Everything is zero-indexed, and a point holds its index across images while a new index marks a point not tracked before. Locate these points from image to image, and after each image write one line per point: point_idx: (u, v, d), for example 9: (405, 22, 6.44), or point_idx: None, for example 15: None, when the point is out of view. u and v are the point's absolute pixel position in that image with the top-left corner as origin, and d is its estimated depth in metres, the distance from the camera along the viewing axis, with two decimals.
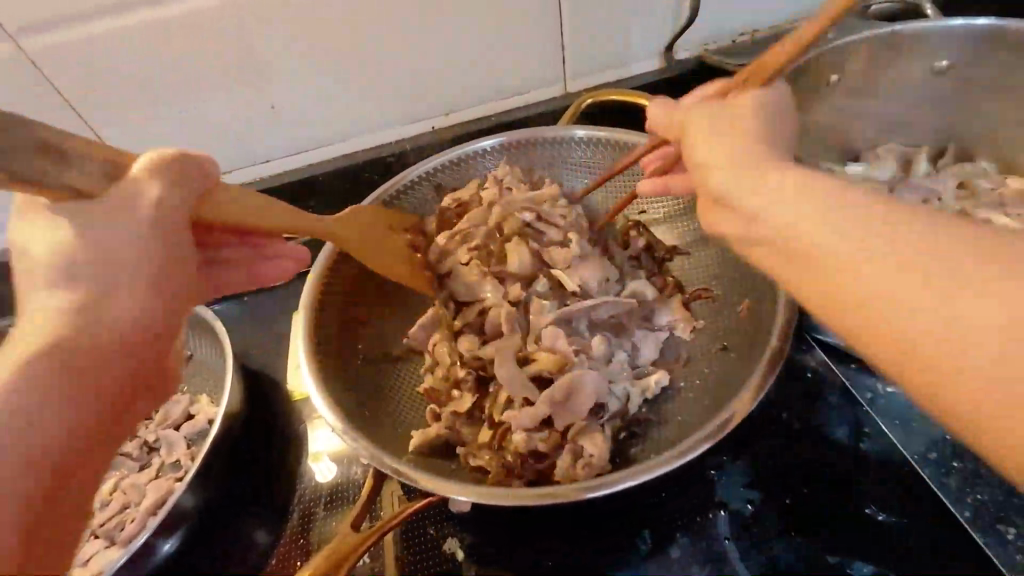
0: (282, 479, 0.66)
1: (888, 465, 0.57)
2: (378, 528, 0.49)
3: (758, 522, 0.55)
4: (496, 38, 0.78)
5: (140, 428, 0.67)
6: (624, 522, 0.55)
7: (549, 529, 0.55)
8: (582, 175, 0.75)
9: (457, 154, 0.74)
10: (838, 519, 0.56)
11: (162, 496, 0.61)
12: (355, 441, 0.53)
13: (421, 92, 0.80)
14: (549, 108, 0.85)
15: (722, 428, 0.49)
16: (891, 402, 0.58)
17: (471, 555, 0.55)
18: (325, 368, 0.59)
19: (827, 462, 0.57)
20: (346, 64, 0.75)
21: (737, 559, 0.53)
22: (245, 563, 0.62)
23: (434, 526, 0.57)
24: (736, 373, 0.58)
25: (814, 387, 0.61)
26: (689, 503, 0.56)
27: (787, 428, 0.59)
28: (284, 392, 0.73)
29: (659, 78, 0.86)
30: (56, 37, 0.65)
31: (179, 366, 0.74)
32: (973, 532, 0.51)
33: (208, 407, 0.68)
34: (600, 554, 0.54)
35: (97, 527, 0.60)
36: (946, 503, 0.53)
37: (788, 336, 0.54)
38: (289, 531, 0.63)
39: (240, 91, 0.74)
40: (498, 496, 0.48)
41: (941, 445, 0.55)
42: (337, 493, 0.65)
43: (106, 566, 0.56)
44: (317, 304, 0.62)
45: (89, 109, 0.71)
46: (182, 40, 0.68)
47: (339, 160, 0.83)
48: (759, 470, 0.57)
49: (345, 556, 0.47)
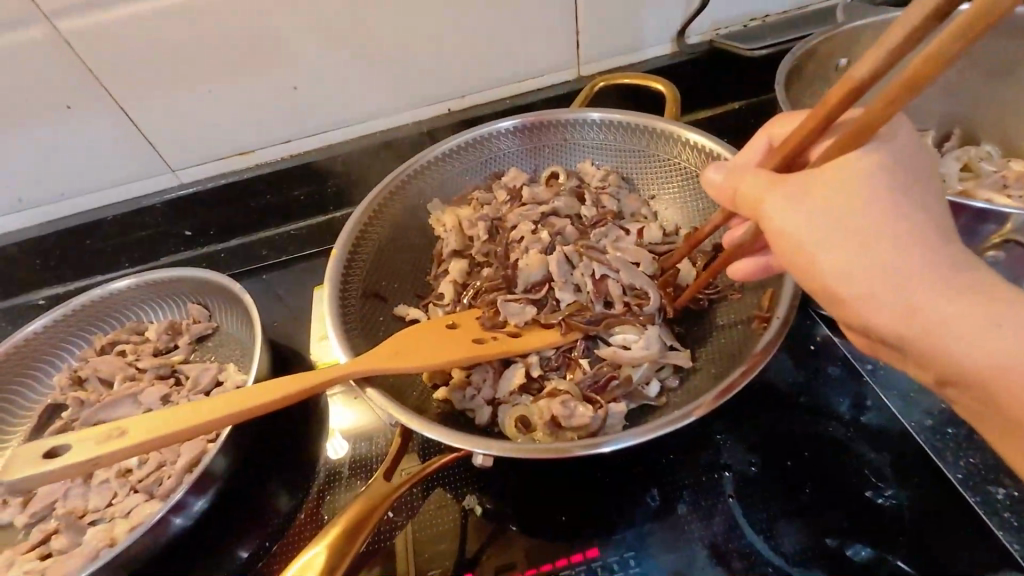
0: (307, 445, 0.70)
1: (889, 437, 0.58)
2: (406, 479, 0.52)
3: (759, 483, 0.57)
4: (513, 32, 0.81)
5: (171, 394, 0.71)
6: (632, 485, 0.58)
7: (558, 492, 0.59)
8: (595, 156, 0.78)
9: (474, 135, 0.76)
10: (853, 498, 0.55)
11: (197, 455, 0.64)
12: (380, 401, 0.55)
13: (438, 77, 0.83)
14: (561, 92, 0.87)
15: (738, 383, 0.52)
16: (892, 374, 0.62)
17: (486, 514, 0.58)
18: (349, 335, 0.62)
19: (828, 431, 0.59)
20: (371, 58, 0.78)
21: (741, 519, 0.55)
22: (274, 518, 0.65)
23: (453, 487, 0.60)
24: (744, 339, 0.60)
25: (816, 360, 0.64)
26: (697, 466, 0.59)
27: (789, 397, 0.62)
28: (307, 361, 0.76)
29: (669, 62, 0.87)
30: (89, 18, 0.68)
31: (206, 337, 0.77)
32: (965, 493, 0.54)
33: (237, 375, 0.71)
34: (610, 513, 0.57)
35: (136, 484, 0.64)
36: (942, 468, 0.56)
37: (793, 305, 0.56)
38: (315, 492, 0.67)
39: (251, 71, 0.76)
40: (520, 451, 0.50)
41: (938, 413, 0.59)
42: (359, 458, 0.68)
43: (147, 518, 0.60)
44: (342, 281, 0.64)
45: (116, 89, 0.74)
46: (211, 26, 0.71)
47: (359, 141, 0.86)
48: (760, 438, 0.59)
49: (377, 504, 0.50)
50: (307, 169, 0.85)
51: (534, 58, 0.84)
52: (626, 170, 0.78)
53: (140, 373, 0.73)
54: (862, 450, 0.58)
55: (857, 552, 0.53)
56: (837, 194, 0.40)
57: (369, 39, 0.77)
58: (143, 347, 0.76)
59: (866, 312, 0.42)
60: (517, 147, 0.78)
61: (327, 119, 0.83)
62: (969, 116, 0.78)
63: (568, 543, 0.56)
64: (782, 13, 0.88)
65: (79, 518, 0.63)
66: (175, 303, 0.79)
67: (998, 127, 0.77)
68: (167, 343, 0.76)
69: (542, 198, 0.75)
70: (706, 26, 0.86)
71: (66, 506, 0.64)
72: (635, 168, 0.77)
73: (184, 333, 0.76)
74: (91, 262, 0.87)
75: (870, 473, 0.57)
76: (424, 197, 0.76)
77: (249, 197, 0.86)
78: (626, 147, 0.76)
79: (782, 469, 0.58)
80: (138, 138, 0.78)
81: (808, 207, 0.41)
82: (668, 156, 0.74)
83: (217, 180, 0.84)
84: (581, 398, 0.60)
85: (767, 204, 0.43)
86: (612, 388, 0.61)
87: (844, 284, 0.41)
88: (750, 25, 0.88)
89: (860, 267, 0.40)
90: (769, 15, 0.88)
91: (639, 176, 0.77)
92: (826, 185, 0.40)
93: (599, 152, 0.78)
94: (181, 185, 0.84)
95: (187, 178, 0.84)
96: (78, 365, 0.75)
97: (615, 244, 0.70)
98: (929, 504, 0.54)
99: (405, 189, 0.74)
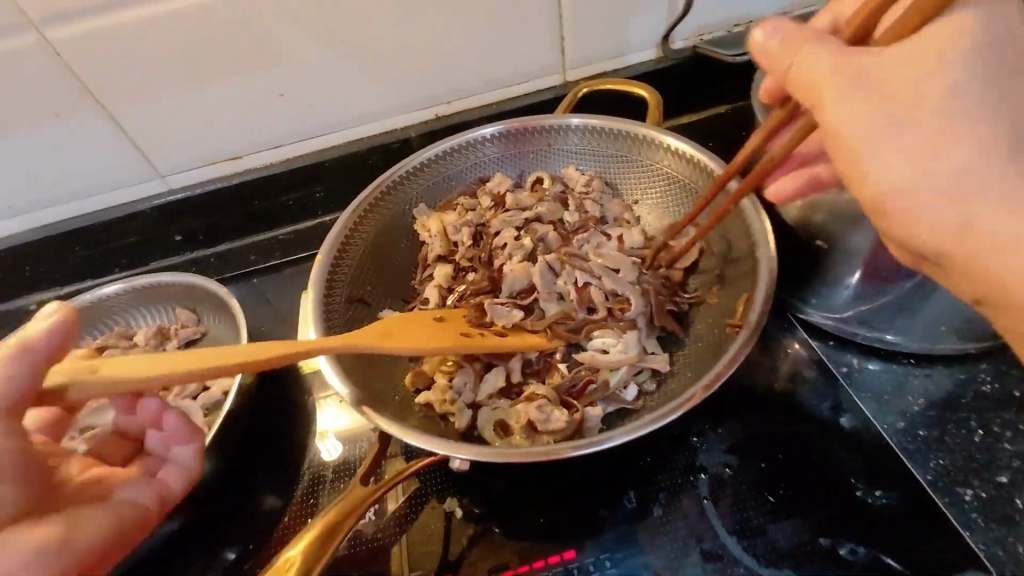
0: (292, 447, 0.71)
1: (861, 438, 0.59)
2: (385, 483, 0.53)
3: (735, 485, 0.58)
4: (498, 38, 0.81)
5: (159, 399, 0.72)
6: (610, 489, 0.59)
7: (538, 493, 0.60)
8: (578, 162, 0.79)
9: (458, 142, 0.77)
10: (826, 498, 0.56)
11: (183, 459, 0.65)
12: (361, 404, 0.56)
13: (426, 82, 0.83)
14: (547, 97, 0.88)
15: (711, 386, 0.53)
16: (867, 377, 0.63)
17: (468, 516, 0.59)
18: (332, 340, 0.62)
19: (803, 433, 0.60)
20: (358, 64, 0.79)
21: (715, 520, 0.56)
22: (258, 519, 0.66)
23: (435, 489, 0.61)
24: (721, 343, 0.61)
25: (794, 363, 0.65)
26: (675, 468, 0.60)
27: (766, 399, 0.63)
28: (293, 365, 0.77)
29: (654, 68, 0.88)
30: (76, 26, 0.68)
31: (194, 342, 0.78)
32: (934, 495, 0.55)
33: (223, 379, 0.72)
34: (589, 516, 0.58)
35: (122, 488, 0.65)
36: (913, 472, 0.56)
37: (765, 309, 0.56)
38: (299, 494, 0.67)
39: (240, 79, 0.77)
40: (495, 456, 0.51)
41: (911, 415, 0.60)
42: (343, 460, 0.69)
43: (133, 521, 0.60)
44: (327, 286, 0.65)
45: (104, 96, 0.74)
46: (198, 34, 0.72)
47: (346, 146, 0.87)
48: (736, 440, 0.60)
49: (356, 506, 0.51)
50: (295, 175, 0.86)
51: (521, 64, 0.85)
52: (608, 176, 0.79)
53: None
54: (836, 451, 0.59)
55: (845, 550, 0.54)
56: (879, 87, 0.41)
57: (356, 46, 0.77)
58: (131, 351, 0.76)
59: (907, 227, 0.44)
60: (501, 152, 0.79)
61: (314, 125, 0.84)
62: None
63: (547, 545, 0.57)
64: (766, 19, 0.89)
65: None
66: (164, 308, 0.80)
67: None
68: (155, 348, 0.77)
69: (525, 204, 0.76)
70: (690, 32, 0.87)
71: None
72: (617, 174, 0.78)
73: (172, 337, 0.77)
74: (80, 267, 0.88)
75: (843, 472, 0.58)
76: (409, 203, 0.77)
77: (238, 202, 0.87)
78: (608, 153, 0.77)
79: (758, 471, 0.59)
80: (126, 144, 0.79)
81: (852, 95, 0.42)
82: (649, 162, 0.75)
83: (205, 186, 0.85)
84: (558, 403, 0.61)
85: (825, 96, 0.44)
86: (591, 392, 0.62)
87: (892, 199, 0.44)
88: (734, 30, 0.88)
89: (916, 171, 0.42)
90: (753, 21, 0.88)
91: (621, 182, 0.78)
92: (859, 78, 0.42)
93: (582, 158, 0.79)
94: (169, 190, 0.85)
95: (176, 183, 0.85)
96: (66, 370, 0.75)
97: (596, 248, 0.71)
98: (902, 503, 0.55)
99: (390, 196, 0.74)
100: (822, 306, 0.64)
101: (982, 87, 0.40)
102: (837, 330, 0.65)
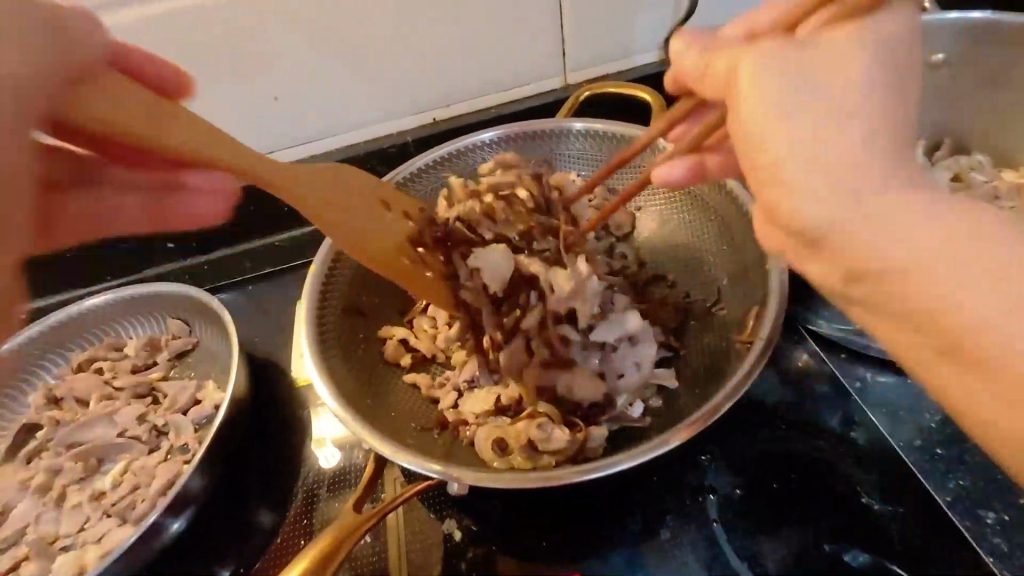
0: (285, 463, 0.68)
1: (875, 455, 0.57)
2: (379, 508, 0.51)
3: (746, 505, 0.56)
4: (497, 39, 0.79)
5: (148, 413, 0.69)
6: (617, 510, 0.57)
7: (539, 515, 0.57)
8: (580, 167, 0.77)
9: (456, 146, 0.74)
10: (836, 513, 0.55)
11: (172, 477, 0.63)
12: (355, 424, 0.54)
13: (423, 85, 0.81)
14: (547, 101, 0.86)
15: (720, 407, 0.51)
16: (881, 392, 0.61)
17: (467, 537, 0.57)
18: (326, 354, 0.60)
19: (816, 451, 0.58)
20: (353, 67, 0.77)
21: (724, 542, 0.54)
22: (250, 539, 0.64)
23: (433, 509, 0.59)
24: (730, 359, 0.59)
25: (804, 376, 0.63)
26: (682, 486, 0.57)
27: (777, 415, 0.61)
28: (287, 378, 0.75)
29: (657, 71, 0.86)
30: None
31: (186, 354, 0.76)
32: (954, 517, 0.53)
33: (215, 393, 0.70)
34: (594, 537, 0.56)
35: (109, 507, 0.63)
36: (930, 491, 0.55)
37: (777, 324, 0.54)
38: (293, 513, 0.65)
39: (231, 83, 0.75)
40: (495, 480, 0.49)
41: (927, 432, 0.58)
42: (338, 473, 0.67)
43: (121, 544, 0.58)
44: (320, 297, 0.63)
45: None
46: (189, 36, 0.70)
47: (342, 152, 0.84)
48: (746, 457, 0.58)
49: (349, 534, 0.49)
50: None
51: (520, 67, 0.83)
52: (611, 182, 0.76)
53: (117, 391, 0.72)
54: (848, 469, 0.57)
55: (853, 558, 0.54)
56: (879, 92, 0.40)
57: (351, 48, 0.75)
58: (120, 364, 0.74)
59: None
60: (500, 158, 0.77)
61: (309, 130, 0.82)
62: (961, 126, 0.77)
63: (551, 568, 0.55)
64: None
65: (50, 543, 0.62)
66: (154, 318, 0.78)
67: (991, 136, 0.76)
68: (145, 360, 0.75)
69: None
70: None
71: (37, 531, 0.62)
72: (620, 179, 0.76)
73: (163, 349, 0.75)
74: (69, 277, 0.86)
75: (854, 487, 0.56)
76: None
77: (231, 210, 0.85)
78: (611, 157, 0.75)
79: (769, 491, 0.56)
80: None
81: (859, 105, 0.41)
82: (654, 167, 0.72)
83: None
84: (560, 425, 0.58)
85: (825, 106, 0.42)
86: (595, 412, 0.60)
87: None
88: None
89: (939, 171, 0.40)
90: None
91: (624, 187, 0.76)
92: (773, 71, 0.37)
93: (583, 164, 0.77)
94: None
95: None
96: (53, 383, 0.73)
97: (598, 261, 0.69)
98: (913, 517, 0.54)
99: None
100: (833, 317, 0.62)
101: (882, 86, 0.35)
102: (850, 342, 0.62)
